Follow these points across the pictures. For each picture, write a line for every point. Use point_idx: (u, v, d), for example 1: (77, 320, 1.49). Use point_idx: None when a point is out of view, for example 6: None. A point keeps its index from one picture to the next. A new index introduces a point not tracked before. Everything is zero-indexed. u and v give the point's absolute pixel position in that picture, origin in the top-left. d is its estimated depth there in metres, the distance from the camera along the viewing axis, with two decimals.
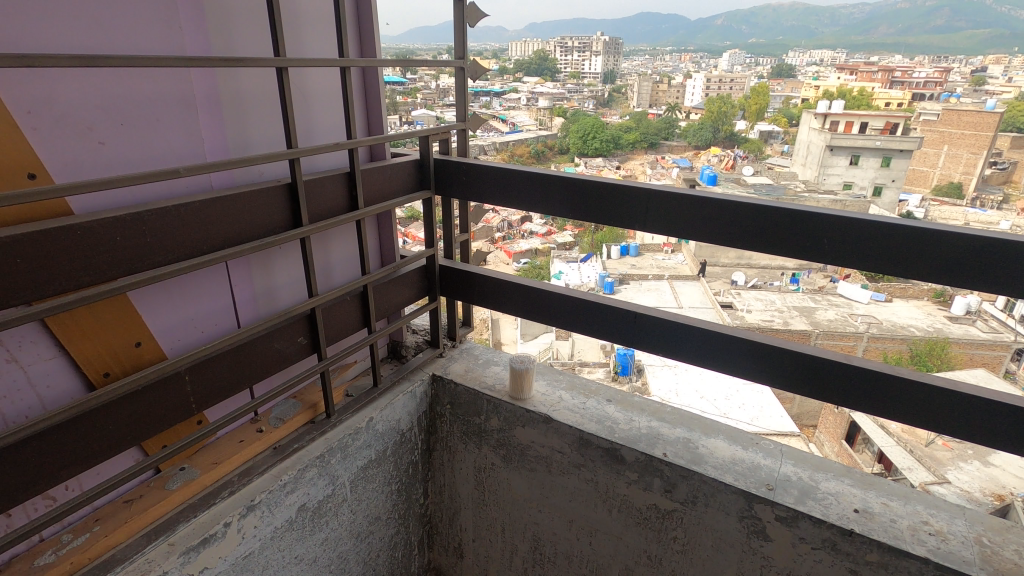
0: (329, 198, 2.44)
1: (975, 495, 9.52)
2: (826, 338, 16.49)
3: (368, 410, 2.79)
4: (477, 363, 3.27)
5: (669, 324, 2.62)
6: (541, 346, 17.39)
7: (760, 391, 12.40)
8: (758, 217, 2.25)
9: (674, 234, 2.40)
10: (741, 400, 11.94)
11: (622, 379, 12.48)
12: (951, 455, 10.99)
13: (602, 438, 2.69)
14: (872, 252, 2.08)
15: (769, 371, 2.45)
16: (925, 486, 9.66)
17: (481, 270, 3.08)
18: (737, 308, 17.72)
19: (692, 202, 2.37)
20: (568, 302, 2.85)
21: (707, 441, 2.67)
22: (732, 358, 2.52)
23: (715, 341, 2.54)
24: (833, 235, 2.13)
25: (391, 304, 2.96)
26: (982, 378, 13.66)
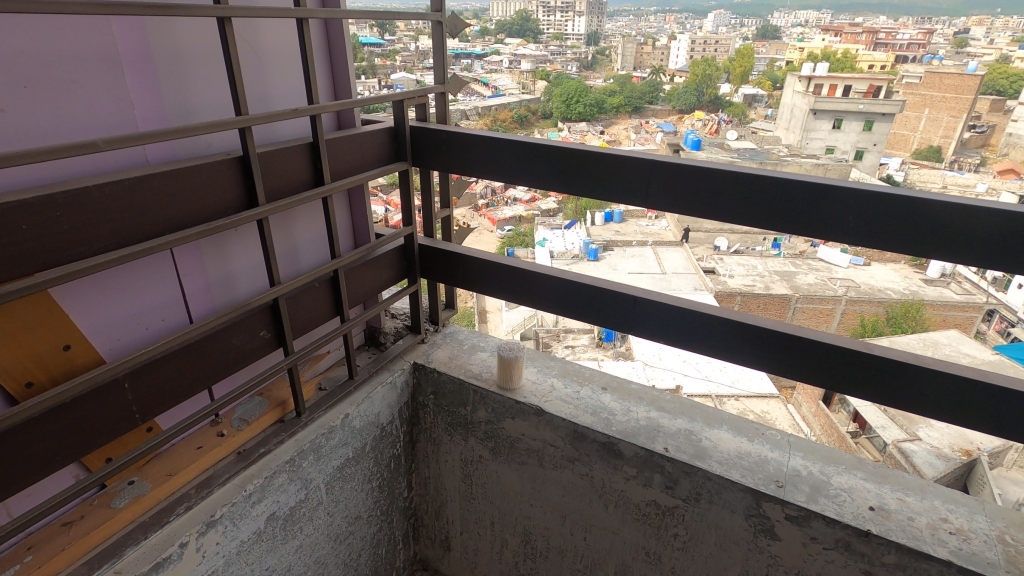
0: (290, 172, 2.14)
1: (945, 451, 9.66)
2: (806, 302, 16.52)
3: (344, 405, 2.56)
4: (462, 349, 3.04)
5: (668, 309, 2.37)
6: (524, 314, 17.23)
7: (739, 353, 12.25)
8: (770, 190, 1.98)
9: (679, 210, 2.14)
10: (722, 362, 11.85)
11: (606, 346, 12.41)
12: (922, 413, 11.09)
13: (599, 432, 2.50)
14: (900, 232, 1.83)
15: (780, 362, 2.23)
16: (897, 444, 9.82)
17: (465, 249, 2.81)
18: (721, 274, 17.67)
19: (696, 173, 2.09)
20: (558, 285, 2.59)
21: (710, 433, 2.49)
22: (738, 347, 2.29)
23: (719, 329, 2.29)
24: (857, 212, 1.87)
25: (367, 289, 2.69)
26: (955, 339, 13.67)
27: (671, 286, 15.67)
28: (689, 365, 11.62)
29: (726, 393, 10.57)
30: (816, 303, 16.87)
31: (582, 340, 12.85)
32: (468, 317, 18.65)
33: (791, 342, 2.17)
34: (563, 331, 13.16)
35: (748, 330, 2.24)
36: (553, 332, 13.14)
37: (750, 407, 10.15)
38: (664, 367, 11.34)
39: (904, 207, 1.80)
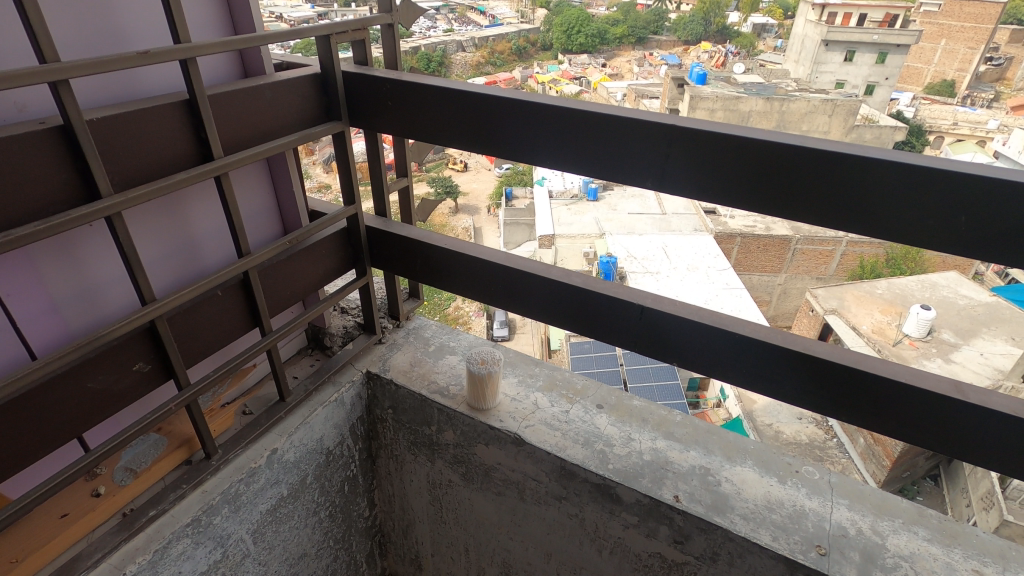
0: (164, 145, 1.51)
1: None
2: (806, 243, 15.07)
3: (272, 435, 2.04)
4: (427, 353, 2.49)
5: (687, 328, 1.80)
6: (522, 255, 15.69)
7: (738, 293, 10.62)
8: (696, 144, 1.48)
9: (703, 195, 1.54)
10: (720, 305, 10.31)
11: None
12: (916, 353, 9.84)
13: (592, 472, 1.99)
14: (850, 205, 1.38)
15: (837, 404, 1.70)
16: None
17: (426, 234, 2.19)
18: (721, 215, 15.65)
19: (605, 122, 1.58)
20: (544, 288, 2.00)
21: (729, 471, 2.00)
22: (783, 383, 1.74)
23: (755, 357, 1.74)
24: (800, 180, 1.40)
25: (302, 288, 2.11)
26: (953, 281, 12.10)
27: (671, 227, 13.55)
28: None
29: None
30: (816, 245, 15.28)
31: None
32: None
33: (854, 384, 1.64)
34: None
35: (794, 363, 1.69)
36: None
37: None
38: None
39: (857, 174, 1.34)
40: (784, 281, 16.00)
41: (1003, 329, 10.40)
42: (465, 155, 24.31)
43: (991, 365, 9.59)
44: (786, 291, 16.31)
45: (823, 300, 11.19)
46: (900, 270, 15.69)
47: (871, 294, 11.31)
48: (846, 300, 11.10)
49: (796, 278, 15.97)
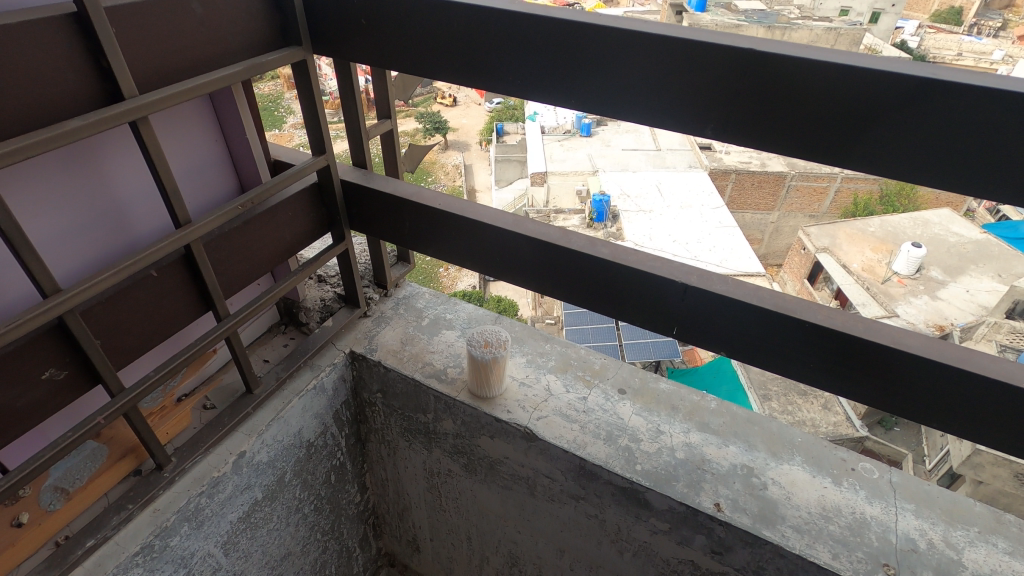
0: (44, 78, 1.08)
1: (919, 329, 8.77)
2: (802, 179, 13.79)
3: (240, 435, 1.72)
4: (420, 329, 2.14)
5: (741, 312, 1.46)
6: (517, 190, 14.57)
7: (730, 230, 10.49)
8: (753, 70, 1.11)
9: (774, 145, 1.19)
10: (713, 242, 10.17)
11: (597, 228, 10.36)
12: (904, 290, 9.59)
13: (617, 474, 1.70)
14: (888, 141, 1.09)
15: (931, 410, 1.40)
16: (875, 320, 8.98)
17: (416, 191, 1.79)
18: (716, 150, 14.09)
19: (615, 37, 1.20)
20: (562, 260, 1.62)
21: (775, 471, 1.72)
22: (853, 377, 1.43)
23: (826, 349, 1.41)
24: (829, 110, 1.10)
25: (268, 259, 1.72)
26: (945, 218, 11.42)
27: (666, 163, 12.38)
28: (679, 246, 9.99)
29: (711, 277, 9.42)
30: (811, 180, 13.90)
31: (573, 221, 10.53)
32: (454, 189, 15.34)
33: (954, 390, 1.33)
34: (555, 211, 10.69)
35: (873, 359, 1.37)
36: (543, 212, 10.73)
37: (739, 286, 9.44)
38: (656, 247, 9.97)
39: (893, 100, 1.04)
40: (777, 219, 14.67)
41: (991, 267, 10.10)
42: (452, 87, 22.75)
43: (976, 303, 9.37)
44: (778, 229, 14.96)
45: (816, 237, 10.91)
46: (891, 208, 14.14)
47: (864, 232, 10.89)
48: (838, 238, 10.72)
49: (788, 216, 14.67)
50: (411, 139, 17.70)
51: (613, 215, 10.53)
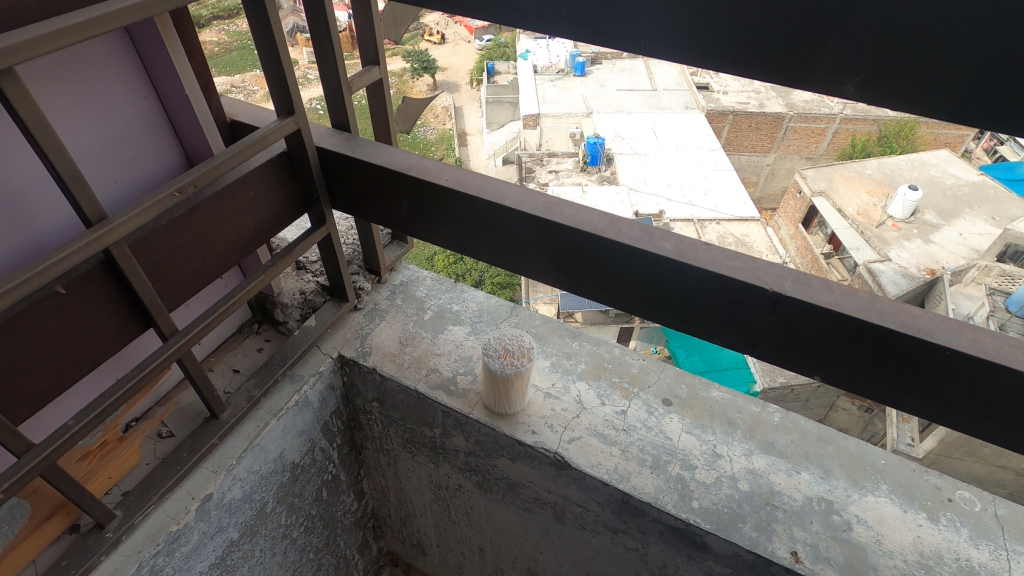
0: None
1: (911, 273, 8.26)
2: (800, 121, 12.40)
3: (205, 473, 1.39)
4: (422, 325, 1.79)
5: (853, 334, 1.10)
6: (509, 133, 13.75)
7: (727, 173, 9.77)
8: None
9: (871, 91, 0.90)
10: (709, 186, 9.47)
11: (591, 172, 9.56)
12: (897, 234, 8.91)
13: (669, 514, 1.40)
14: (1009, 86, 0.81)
15: None
16: (867, 266, 8.46)
17: (415, 162, 1.38)
18: (714, 92, 12.74)
19: None
20: (604, 255, 1.25)
21: (859, 505, 1.43)
22: (997, 419, 1.09)
23: (974, 387, 1.05)
24: (940, 47, 0.82)
25: (228, 255, 1.34)
26: (943, 159, 10.57)
27: (662, 105, 11.44)
28: (673, 190, 9.31)
29: (706, 221, 8.80)
30: (809, 120, 12.51)
31: (565, 164, 9.79)
32: (442, 134, 14.38)
33: None
34: (548, 155, 10.04)
35: None
36: (536, 156, 10.08)
37: (731, 231, 8.70)
38: (650, 192, 9.17)
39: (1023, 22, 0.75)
40: (772, 162, 13.26)
41: (984, 210, 9.44)
42: (441, 25, 21.41)
43: (968, 246, 8.77)
44: (774, 172, 13.46)
45: (812, 181, 10.23)
46: (891, 149, 12.53)
47: (860, 174, 10.19)
48: (835, 181, 10.10)
49: (785, 158, 13.25)
50: (398, 82, 16.63)
51: (608, 158, 9.74)
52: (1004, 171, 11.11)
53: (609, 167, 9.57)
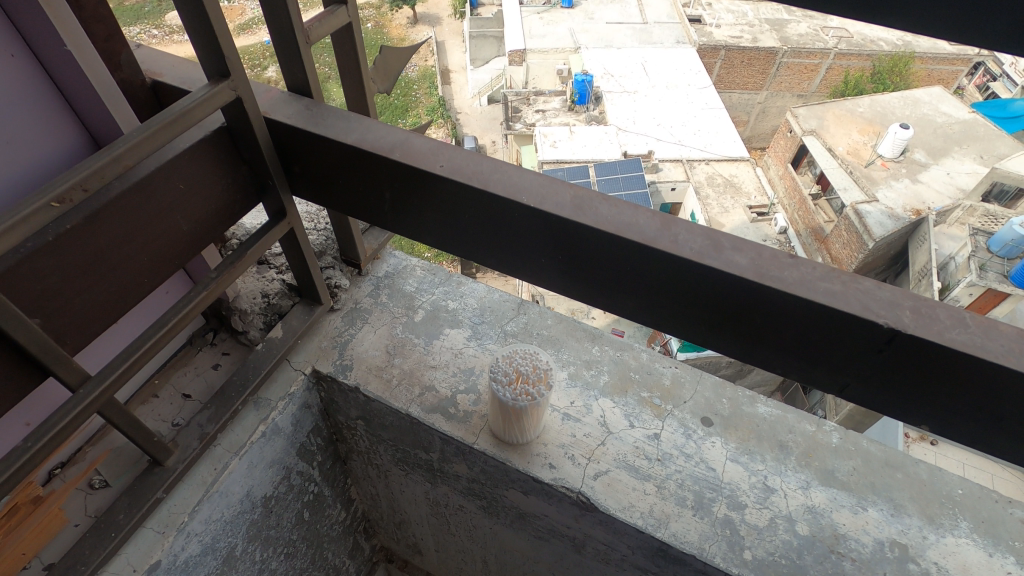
0: None
1: (897, 214, 7.96)
2: (794, 55, 11.67)
3: (151, 534, 1.13)
4: (412, 330, 1.49)
5: (995, 384, 0.82)
6: (494, 71, 12.99)
7: (717, 111, 9.16)
8: None
9: None
10: (698, 126, 8.92)
11: (579, 111, 9.08)
12: (886, 174, 8.57)
13: (715, 567, 1.18)
14: None
15: None
16: (853, 206, 8.17)
17: (400, 138, 1.05)
18: (706, 22, 12.06)
19: None
20: (649, 271, 0.95)
21: (937, 550, 1.21)
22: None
23: None
24: None
25: (155, 271, 1.02)
26: (936, 95, 9.96)
27: (653, 39, 10.72)
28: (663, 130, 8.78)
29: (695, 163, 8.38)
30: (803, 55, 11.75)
31: (553, 104, 9.28)
32: (423, 71, 13.49)
33: None
34: (535, 93, 9.47)
35: None
36: (522, 95, 9.48)
37: (720, 171, 8.43)
38: (639, 131, 8.67)
39: None
40: (764, 100, 12.64)
41: (974, 147, 8.92)
42: None
43: (955, 185, 8.37)
44: (765, 111, 12.92)
45: (803, 119, 9.69)
46: (884, 86, 11.59)
47: (852, 113, 9.69)
48: (826, 120, 9.61)
49: (776, 96, 12.60)
50: (376, 14, 15.50)
51: (596, 96, 9.19)
52: (996, 109, 10.35)
53: (596, 107, 9.00)
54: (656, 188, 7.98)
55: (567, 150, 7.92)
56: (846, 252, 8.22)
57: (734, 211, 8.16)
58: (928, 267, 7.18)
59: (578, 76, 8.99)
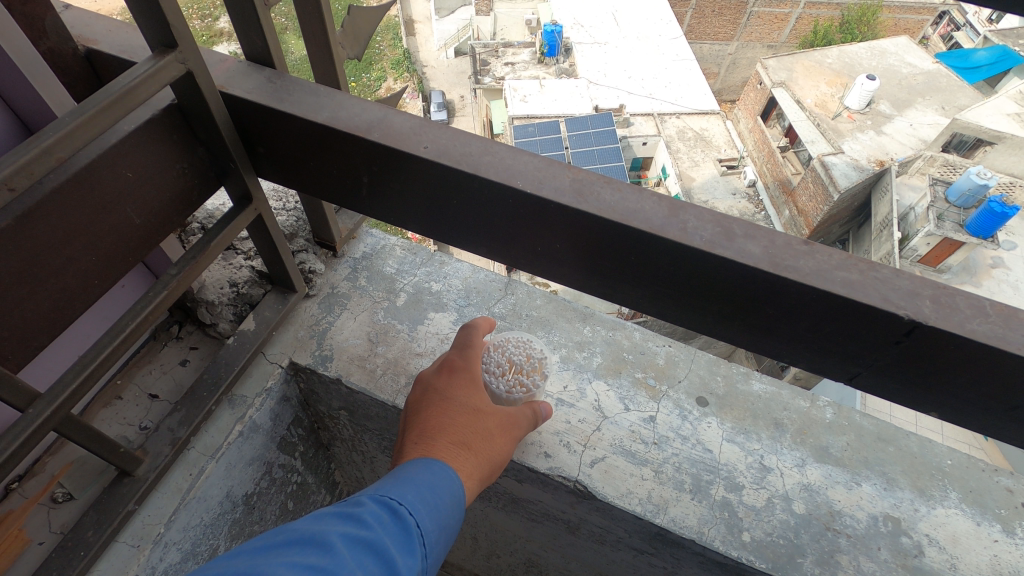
0: None
1: (862, 167, 8.04)
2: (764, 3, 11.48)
3: (125, 549, 1.06)
4: (395, 314, 1.41)
5: (1017, 374, 0.79)
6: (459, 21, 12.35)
7: (688, 62, 8.98)
8: None
9: None
10: (669, 78, 8.75)
11: (548, 64, 8.75)
12: (853, 126, 8.60)
13: (714, 551, 1.16)
14: None
15: None
16: (821, 158, 8.22)
17: (379, 117, 0.94)
18: None
19: None
20: (655, 259, 0.88)
21: (928, 522, 1.22)
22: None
23: None
24: None
25: (109, 269, 0.91)
26: (902, 46, 9.93)
27: None
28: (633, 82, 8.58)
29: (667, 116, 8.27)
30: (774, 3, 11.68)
31: (522, 56, 8.95)
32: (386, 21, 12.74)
33: None
34: (503, 45, 9.12)
35: None
36: (490, 46, 9.10)
37: (691, 125, 8.33)
38: (610, 84, 8.44)
39: None
40: (735, 51, 12.39)
41: (937, 98, 8.99)
42: None
43: (918, 137, 8.46)
44: (736, 62, 12.69)
45: (772, 71, 9.53)
46: (852, 36, 11.54)
47: (821, 64, 9.61)
48: (795, 72, 9.52)
49: (747, 47, 12.37)
50: None
51: (566, 48, 8.85)
52: (959, 59, 10.39)
53: (567, 58, 8.68)
54: (627, 143, 7.87)
55: (538, 105, 7.71)
56: (811, 206, 8.34)
57: (704, 164, 8.19)
58: (890, 218, 7.36)
59: (547, 26, 8.61)
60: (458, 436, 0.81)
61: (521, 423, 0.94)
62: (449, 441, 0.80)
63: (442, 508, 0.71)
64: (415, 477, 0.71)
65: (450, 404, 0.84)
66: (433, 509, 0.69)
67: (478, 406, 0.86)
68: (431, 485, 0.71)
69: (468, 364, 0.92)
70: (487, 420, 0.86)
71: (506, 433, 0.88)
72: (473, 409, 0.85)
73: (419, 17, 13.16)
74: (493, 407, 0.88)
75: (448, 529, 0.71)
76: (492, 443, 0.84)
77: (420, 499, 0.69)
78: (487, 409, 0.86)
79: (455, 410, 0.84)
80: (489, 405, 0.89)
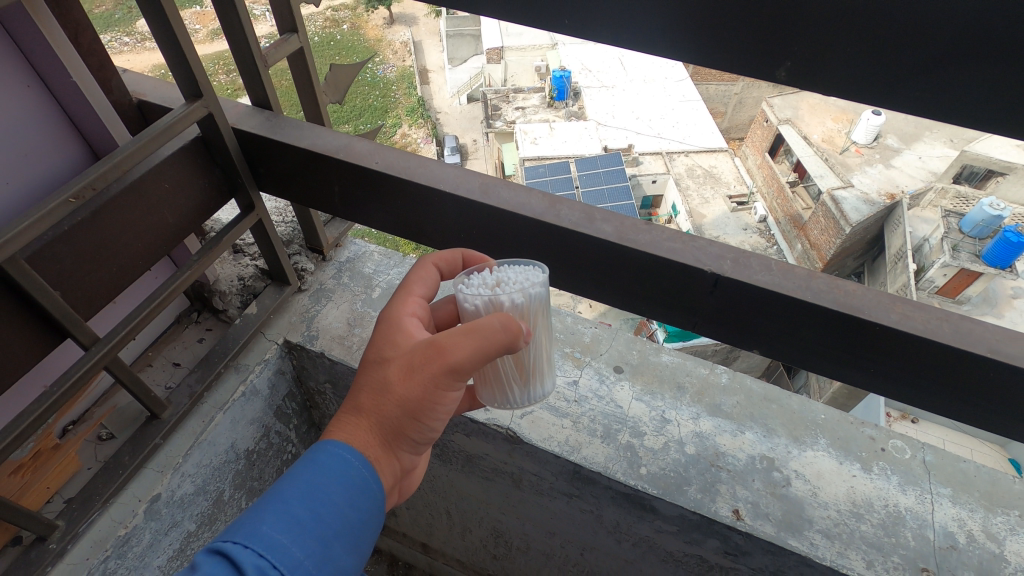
0: None
1: (874, 200, 8.34)
2: None
3: (152, 474, 1.38)
4: (367, 302, 1.74)
5: (793, 313, 1.10)
6: (473, 70, 13.07)
7: (694, 104, 9.47)
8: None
9: (809, 79, 0.88)
10: (677, 118, 9.22)
11: (558, 107, 9.28)
12: (861, 160, 8.92)
13: (618, 482, 1.44)
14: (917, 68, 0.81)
15: (1007, 419, 1.10)
16: (830, 192, 8.50)
17: (344, 143, 1.29)
18: None
19: None
20: (543, 237, 1.20)
21: (798, 461, 1.49)
22: (941, 390, 1.10)
23: (901, 360, 1.08)
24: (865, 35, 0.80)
25: (145, 253, 1.25)
26: None
27: None
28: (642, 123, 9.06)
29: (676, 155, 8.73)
30: None
31: (532, 100, 9.52)
32: (403, 70, 13.45)
33: None
34: (514, 90, 9.72)
35: (953, 373, 1.05)
36: (501, 92, 9.71)
37: (699, 162, 8.75)
38: (619, 125, 8.92)
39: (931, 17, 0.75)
40: (740, 91, 12.91)
41: (945, 132, 9.31)
42: None
43: (926, 169, 8.76)
44: (742, 102, 13.19)
45: (778, 109, 9.96)
46: None
47: (825, 102, 10.02)
48: (801, 109, 9.94)
49: (752, 86, 12.90)
50: (350, 14, 14.86)
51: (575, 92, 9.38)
52: None
53: (575, 102, 9.21)
54: (637, 181, 8.26)
55: (548, 147, 8.22)
56: (823, 239, 8.57)
57: (714, 201, 8.49)
58: (903, 250, 7.58)
59: (557, 72, 9.15)
60: (357, 398, 0.87)
61: (452, 346, 0.82)
62: (343, 409, 0.87)
63: (319, 520, 0.76)
64: (285, 494, 0.76)
65: (363, 365, 0.90)
66: (300, 536, 0.73)
67: (386, 356, 0.87)
68: (301, 495, 0.76)
69: (394, 314, 0.92)
70: (389, 369, 0.86)
71: (416, 370, 0.83)
72: (376, 363, 0.87)
73: (439, 66, 13.93)
74: (402, 350, 0.86)
75: (334, 534, 0.77)
76: (388, 392, 0.84)
77: (278, 532, 0.72)
78: (387, 359, 0.86)
79: (363, 370, 0.89)
80: (400, 349, 0.87)
